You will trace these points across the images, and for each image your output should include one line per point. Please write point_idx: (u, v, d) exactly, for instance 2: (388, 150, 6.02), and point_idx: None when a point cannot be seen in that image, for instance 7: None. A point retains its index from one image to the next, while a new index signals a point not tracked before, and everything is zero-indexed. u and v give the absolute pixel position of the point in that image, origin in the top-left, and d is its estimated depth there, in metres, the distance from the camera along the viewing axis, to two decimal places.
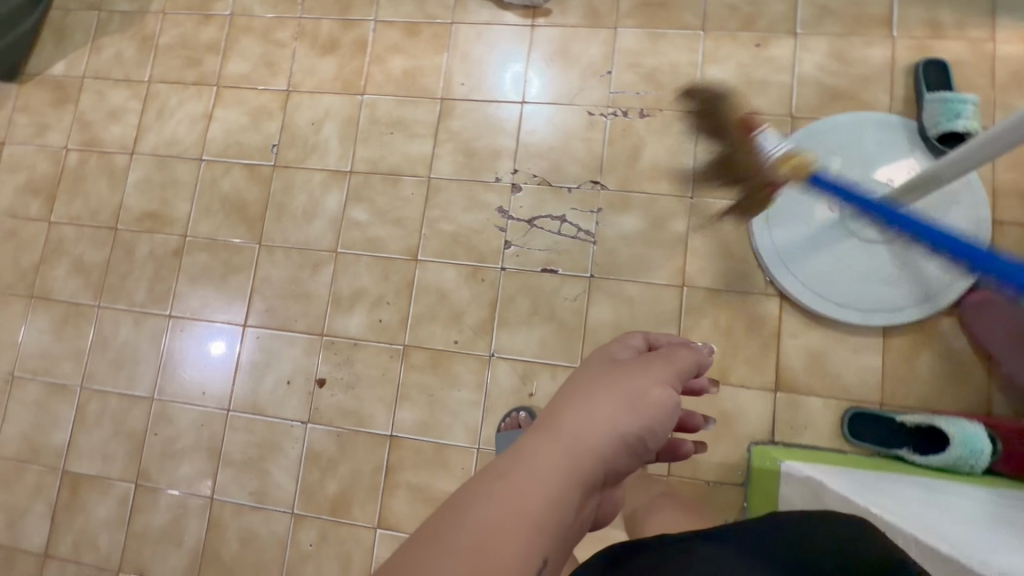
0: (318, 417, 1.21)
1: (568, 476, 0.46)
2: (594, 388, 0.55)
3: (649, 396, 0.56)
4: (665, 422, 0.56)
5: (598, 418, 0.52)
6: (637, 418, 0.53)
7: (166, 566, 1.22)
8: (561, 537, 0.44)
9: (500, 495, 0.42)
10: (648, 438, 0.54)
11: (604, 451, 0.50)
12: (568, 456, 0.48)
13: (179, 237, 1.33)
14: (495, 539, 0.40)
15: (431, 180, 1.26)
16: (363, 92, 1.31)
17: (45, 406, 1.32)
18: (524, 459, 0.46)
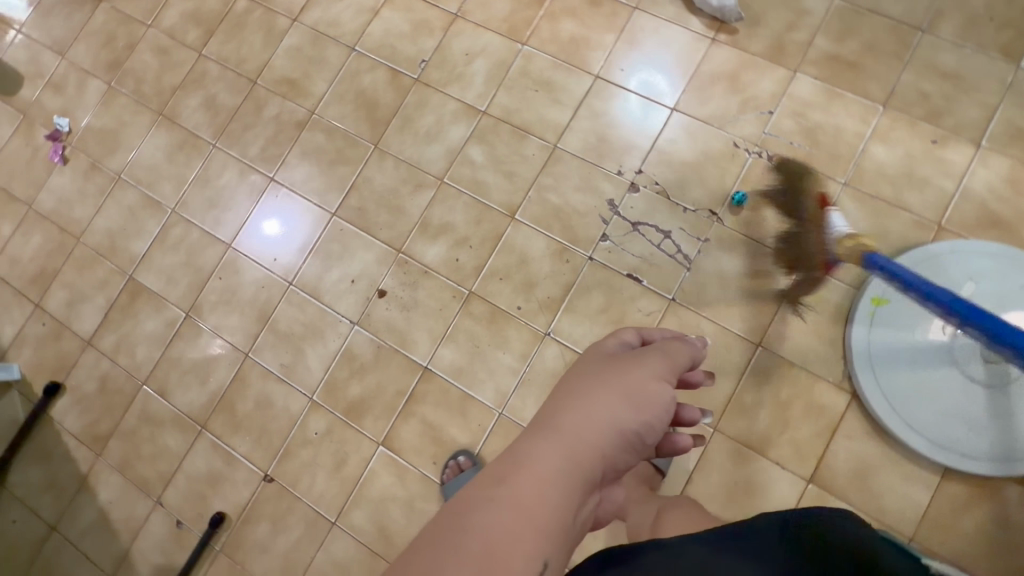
0: (366, 322, 1.24)
1: (568, 472, 0.55)
2: (595, 390, 0.65)
3: (643, 394, 0.66)
4: (658, 415, 0.67)
5: (599, 418, 0.62)
6: (635, 415, 0.64)
7: (184, 397, 1.28)
8: (567, 528, 0.53)
9: (510, 497, 0.51)
10: (642, 432, 0.65)
11: (603, 447, 0.60)
12: (570, 455, 0.57)
13: (306, 111, 1.37)
14: (510, 532, 0.48)
15: (555, 149, 1.25)
16: (525, 42, 1.31)
17: (134, 214, 1.39)
18: (531, 462, 0.54)
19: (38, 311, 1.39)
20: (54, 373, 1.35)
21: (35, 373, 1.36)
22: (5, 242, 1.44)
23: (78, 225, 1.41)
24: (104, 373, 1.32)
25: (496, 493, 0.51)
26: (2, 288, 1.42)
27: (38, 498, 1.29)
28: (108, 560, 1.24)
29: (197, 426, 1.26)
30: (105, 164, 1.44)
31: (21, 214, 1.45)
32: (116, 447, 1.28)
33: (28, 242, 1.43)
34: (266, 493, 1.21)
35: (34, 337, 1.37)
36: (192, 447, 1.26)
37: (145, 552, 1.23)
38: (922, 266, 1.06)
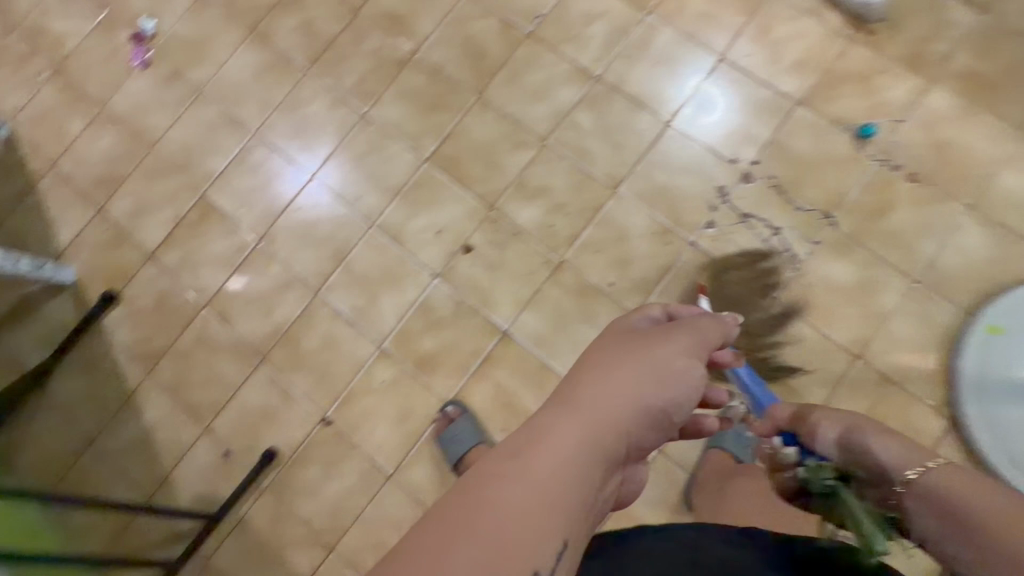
0: (448, 276, 1.19)
1: (590, 446, 0.53)
2: (620, 363, 0.61)
3: (672, 369, 0.62)
4: (688, 392, 0.63)
5: (620, 392, 0.58)
6: (657, 390, 0.60)
7: (247, 326, 1.23)
8: (586, 500, 0.51)
9: (529, 467, 0.49)
10: (668, 410, 0.61)
11: (626, 422, 0.57)
12: (592, 428, 0.54)
13: (409, 49, 1.30)
14: (525, 502, 0.46)
15: (669, 126, 1.20)
16: (650, 11, 1.25)
17: (214, 131, 1.32)
18: (549, 433, 0.52)
19: (99, 217, 1.32)
20: (111, 282, 1.29)
21: (91, 279, 1.30)
22: (72, 140, 1.37)
23: (152, 134, 1.34)
24: (164, 290, 1.27)
25: (512, 462, 0.49)
26: (63, 187, 1.35)
27: (79, 408, 1.23)
28: (147, 481, 1.19)
29: (257, 358, 1.21)
30: (187, 74, 1.36)
31: (92, 112, 1.38)
32: (168, 368, 1.23)
33: (96, 143, 1.36)
34: (322, 436, 1.17)
35: (93, 242, 1.31)
36: (249, 378, 1.21)
37: (187, 478, 1.19)
38: None
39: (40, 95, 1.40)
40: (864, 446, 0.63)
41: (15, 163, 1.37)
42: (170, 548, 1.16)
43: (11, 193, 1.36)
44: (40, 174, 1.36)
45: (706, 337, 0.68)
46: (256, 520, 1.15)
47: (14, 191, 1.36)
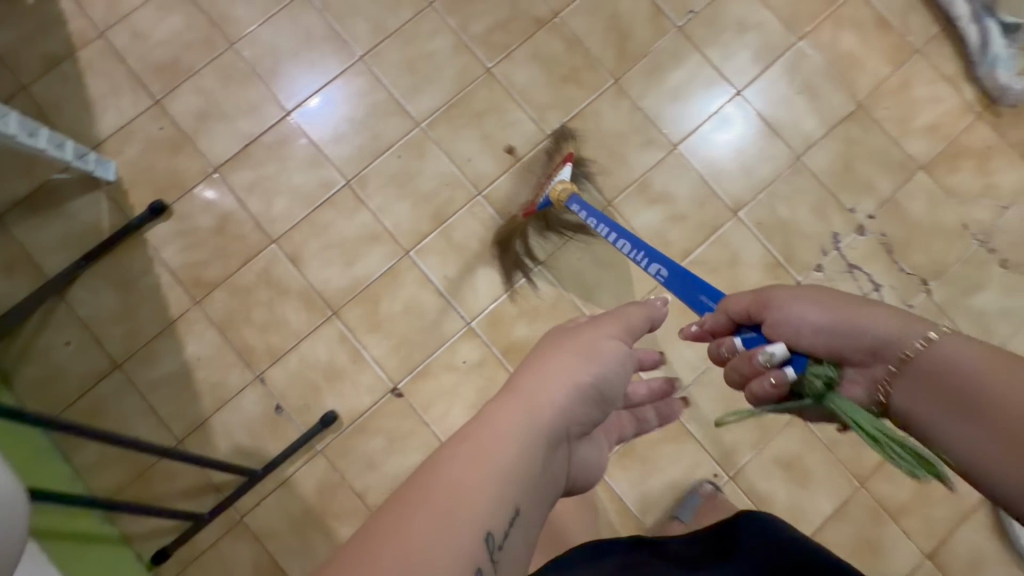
0: (553, 265, 1.13)
1: (530, 424, 0.51)
2: (550, 351, 0.59)
3: (605, 348, 0.61)
4: (617, 372, 0.60)
5: (557, 373, 0.56)
6: (593, 367, 0.58)
7: (322, 274, 1.11)
8: (529, 483, 0.49)
9: (464, 455, 0.47)
10: (604, 387, 0.58)
11: (567, 401, 0.55)
12: (530, 408, 0.52)
13: (549, 9, 1.19)
14: (454, 492, 0.44)
15: (798, 160, 1.18)
16: (802, 37, 1.21)
17: (311, 43, 1.16)
18: (486, 420, 0.50)
19: (155, 110, 1.13)
20: (161, 190, 1.11)
21: (136, 181, 1.11)
22: (130, 9, 1.15)
23: (233, 28, 1.15)
24: (226, 211, 1.11)
25: (453, 452, 0.47)
26: (112, 64, 1.13)
27: (105, 328, 1.07)
28: (179, 422, 1.06)
29: (328, 311, 1.10)
30: None
31: None
32: (221, 302, 1.09)
33: (161, 21, 1.15)
34: (391, 408, 1.08)
35: (145, 137, 1.12)
36: (316, 331, 1.09)
37: (229, 427, 1.07)
38: None
39: None
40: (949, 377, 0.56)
41: (51, 19, 1.14)
42: (203, 499, 1.05)
43: (42, 55, 1.13)
44: (82, 41, 1.13)
45: (630, 323, 0.65)
46: (302, 483, 1.06)
47: (46, 53, 1.13)
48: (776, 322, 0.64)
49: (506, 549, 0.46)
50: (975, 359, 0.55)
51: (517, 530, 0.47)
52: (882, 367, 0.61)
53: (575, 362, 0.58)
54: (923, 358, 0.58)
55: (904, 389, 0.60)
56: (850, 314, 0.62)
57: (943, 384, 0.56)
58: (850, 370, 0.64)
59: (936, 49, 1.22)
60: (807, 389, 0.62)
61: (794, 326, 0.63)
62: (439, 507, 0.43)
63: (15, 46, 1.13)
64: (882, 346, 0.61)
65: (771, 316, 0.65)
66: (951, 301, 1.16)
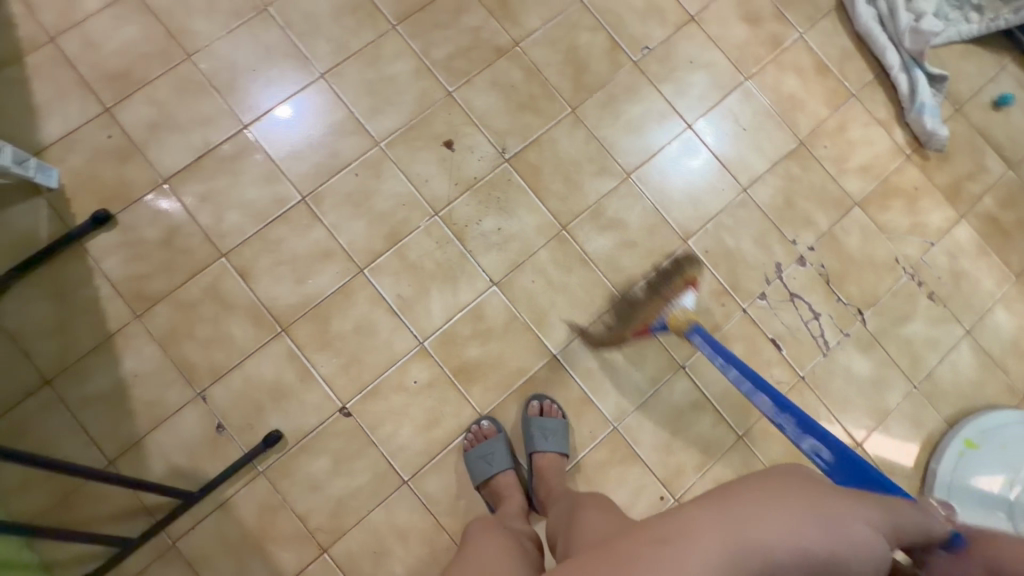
0: (507, 287, 1.14)
1: (730, 565, 0.50)
2: (777, 495, 0.56)
3: (848, 530, 0.54)
4: (853, 561, 0.53)
5: (783, 530, 0.53)
6: (826, 542, 0.52)
7: (272, 290, 1.09)
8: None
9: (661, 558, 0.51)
10: (831, 567, 0.52)
11: (779, 562, 0.51)
12: (735, 546, 0.51)
13: (510, 39, 1.22)
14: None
15: (744, 193, 1.24)
16: (749, 78, 1.28)
17: (273, 59, 1.16)
18: (688, 534, 0.52)
19: (105, 118, 1.10)
20: (105, 200, 1.08)
21: (79, 190, 1.08)
22: (84, 16, 1.13)
23: (192, 40, 1.15)
24: (175, 224, 1.09)
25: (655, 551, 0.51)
26: (61, 70, 1.11)
27: (37, 340, 1.03)
28: (111, 441, 1.02)
29: (276, 327, 1.08)
30: None
31: None
32: (164, 316, 1.06)
33: (116, 30, 1.13)
34: (337, 427, 1.07)
35: (92, 145, 1.09)
36: (263, 348, 1.07)
37: (165, 447, 1.03)
38: (1003, 431, 1.15)
39: None
40: None
41: None
42: (134, 522, 1.01)
43: None
44: (32, 45, 1.11)
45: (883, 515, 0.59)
46: (240, 504, 1.03)
47: None
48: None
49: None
50: None
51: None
52: None
53: (807, 521, 0.53)
54: None
55: None
56: None
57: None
58: None
59: (870, 95, 1.31)
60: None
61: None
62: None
63: None
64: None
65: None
66: (883, 330, 1.22)
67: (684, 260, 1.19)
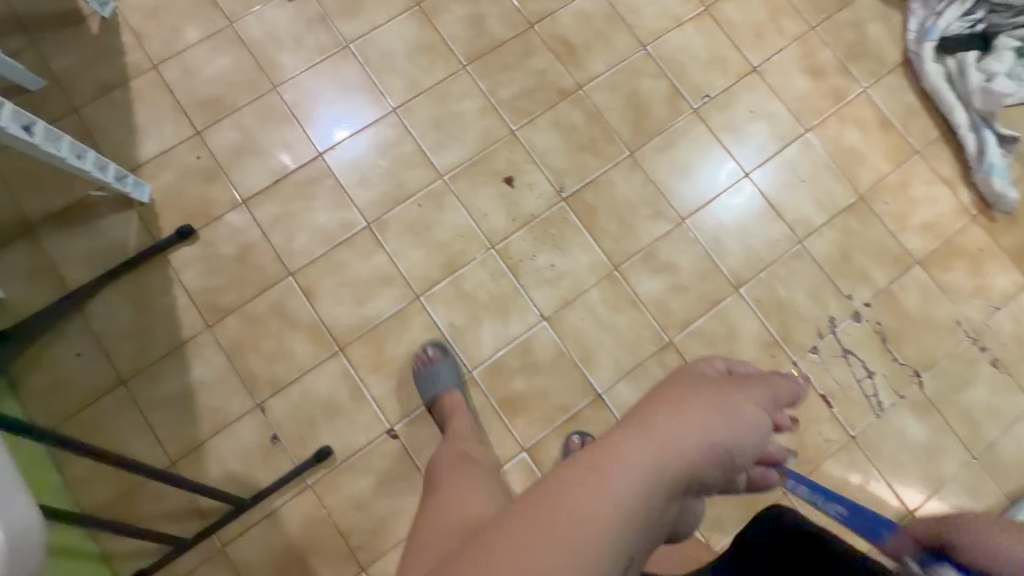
0: (557, 323, 1.16)
1: (658, 474, 0.49)
2: (686, 402, 0.56)
3: (745, 415, 0.58)
4: (753, 441, 0.58)
5: (694, 429, 0.53)
6: (732, 432, 0.55)
7: (333, 310, 1.14)
8: (648, 531, 0.49)
9: (597, 484, 0.48)
10: (735, 453, 0.56)
11: (696, 460, 0.52)
12: (662, 457, 0.50)
13: (574, 82, 1.27)
14: (592, 523, 0.45)
15: (800, 244, 1.23)
16: (809, 129, 1.29)
17: (350, 93, 1.23)
18: (617, 456, 0.49)
19: (195, 140, 1.19)
20: (189, 216, 1.16)
21: (167, 205, 1.16)
22: (185, 47, 1.23)
23: (278, 72, 1.24)
24: (249, 242, 1.16)
25: (587, 478, 0.48)
26: (160, 95, 1.21)
27: (117, 343, 1.10)
28: (175, 443, 1.08)
29: (334, 346, 1.13)
30: (335, 23, 1.26)
31: (216, 25, 1.24)
32: (233, 328, 1.12)
33: (212, 60, 1.23)
34: (384, 448, 1.10)
35: (182, 165, 1.18)
36: (320, 365, 1.12)
37: (223, 453, 1.08)
38: None
39: None
40: None
41: (110, 49, 1.22)
42: (188, 524, 1.06)
43: (96, 80, 1.21)
44: (137, 71, 1.22)
45: (773, 393, 0.65)
46: (288, 515, 1.07)
47: (101, 79, 1.21)
48: (974, 548, 0.48)
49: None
50: None
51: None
52: None
53: (711, 420, 0.55)
54: None
55: None
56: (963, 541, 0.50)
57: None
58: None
59: (935, 152, 1.29)
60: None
61: (990, 554, 0.47)
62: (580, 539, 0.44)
63: (73, 70, 1.21)
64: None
65: (962, 538, 0.49)
66: (941, 395, 1.18)
67: (735, 308, 1.19)
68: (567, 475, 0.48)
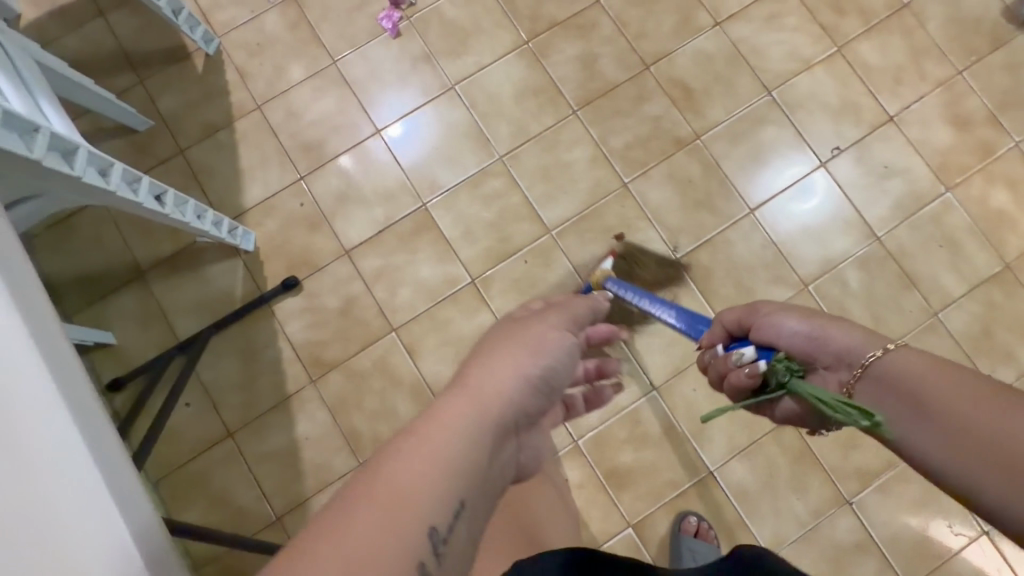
0: (667, 393, 1.11)
1: (478, 423, 0.48)
2: (497, 348, 0.57)
3: (548, 338, 0.60)
4: (565, 362, 0.60)
5: (504, 369, 0.54)
6: (539, 360, 0.57)
7: (436, 369, 1.11)
8: (474, 476, 0.45)
9: (408, 449, 0.43)
10: (547, 378, 0.57)
11: (511, 394, 0.52)
12: (479, 406, 0.49)
13: (691, 130, 1.18)
14: (403, 492, 0.40)
15: (935, 317, 1.13)
16: (951, 188, 1.17)
17: (455, 137, 1.18)
18: (431, 417, 0.46)
19: (299, 186, 1.17)
20: (294, 266, 1.14)
21: (272, 255, 1.15)
22: (288, 86, 1.20)
23: (381, 114, 1.19)
24: (353, 295, 1.13)
25: (395, 449, 0.42)
26: (264, 137, 1.18)
27: (225, 394, 1.10)
28: (280, 499, 1.08)
29: None
30: (440, 63, 1.21)
31: (319, 64, 1.20)
32: (337, 383, 1.11)
33: (315, 101, 1.19)
34: None
35: (286, 212, 1.16)
36: None
37: None
38: None
39: (264, 20, 1.21)
40: (901, 379, 0.54)
41: (215, 88, 1.20)
42: None
43: (202, 121, 1.19)
44: (241, 112, 1.19)
45: (575, 312, 0.67)
46: None
47: (206, 119, 1.19)
48: (762, 326, 0.63)
49: (450, 545, 0.42)
50: (923, 367, 0.53)
51: (460, 528, 0.43)
52: (847, 372, 0.59)
53: (517, 354, 0.56)
54: (880, 366, 0.55)
55: (864, 396, 0.57)
56: (827, 345, 0.60)
57: (902, 394, 0.53)
58: (816, 373, 0.61)
59: None
60: (773, 376, 0.60)
61: (776, 330, 0.62)
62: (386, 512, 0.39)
63: (179, 110, 1.19)
64: (846, 353, 0.59)
65: (756, 319, 0.64)
66: None
67: None
68: (387, 452, 0.42)
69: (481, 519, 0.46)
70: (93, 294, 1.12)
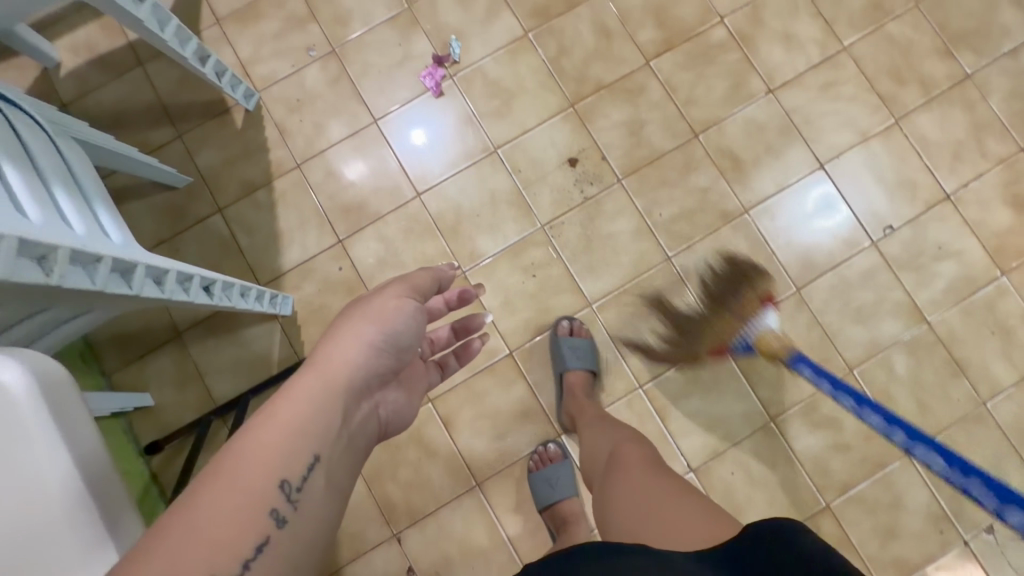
0: (705, 475, 1.10)
1: (326, 396, 0.55)
2: (341, 322, 0.61)
3: (389, 303, 0.64)
4: (413, 324, 0.65)
5: (348, 342, 0.59)
6: (387, 326, 0.62)
7: (472, 442, 1.11)
8: (327, 434, 0.54)
9: (261, 425, 0.50)
10: (396, 339, 0.63)
11: (360, 363, 0.59)
12: (327, 380, 0.56)
13: (739, 204, 1.15)
14: (259, 462, 0.48)
15: (983, 406, 1.10)
16: (1007, 272, 1.13)
17: (497, 204, 1.16)
18: (282, 397, 0.53)
19: (338, 250, 1.15)
20: None
21: (309, 319, 1.14)
22: (327, 146, 1.18)
23: (422, 176, 1.17)
24: None
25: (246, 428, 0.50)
26: (302, 198, 1.17)
27: None
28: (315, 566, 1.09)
29: (472, 481, 1.10)
30: (484, 125, 1.18)
31: (360, 122, 1.18)
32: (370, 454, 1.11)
33: (355, 162, 1.18)
34: None
35: (324, 276, 1.15)
36: (458, 499, 1.10)
37: None
38: None
39: (305, 75, 1.19)
40: None
41: (254, 145, 1.18)
42: None
43: (241, 179, 1.17)
44: (280, 171, 1.18)
45: (416, 279, 0.69)
46: None
47: (244, 177, 1.18)
48: None
49: (308, 489, 0.51)
50: None
51: (318, 475, 0.52)
52: None
53: (361, 325, 0.61)
54: None
55: None
56: None
57: None
58: None
59: None
60: None
61: None
62: (241, 483, 0.47)
63: (217, 167, 1.18)
64: None
65: None
66: None
67: (901, 474, 1.09)
68: (239, 440, 0.49)
69: (341, 468, 0.56)
70: (131, 354, 1.12)
